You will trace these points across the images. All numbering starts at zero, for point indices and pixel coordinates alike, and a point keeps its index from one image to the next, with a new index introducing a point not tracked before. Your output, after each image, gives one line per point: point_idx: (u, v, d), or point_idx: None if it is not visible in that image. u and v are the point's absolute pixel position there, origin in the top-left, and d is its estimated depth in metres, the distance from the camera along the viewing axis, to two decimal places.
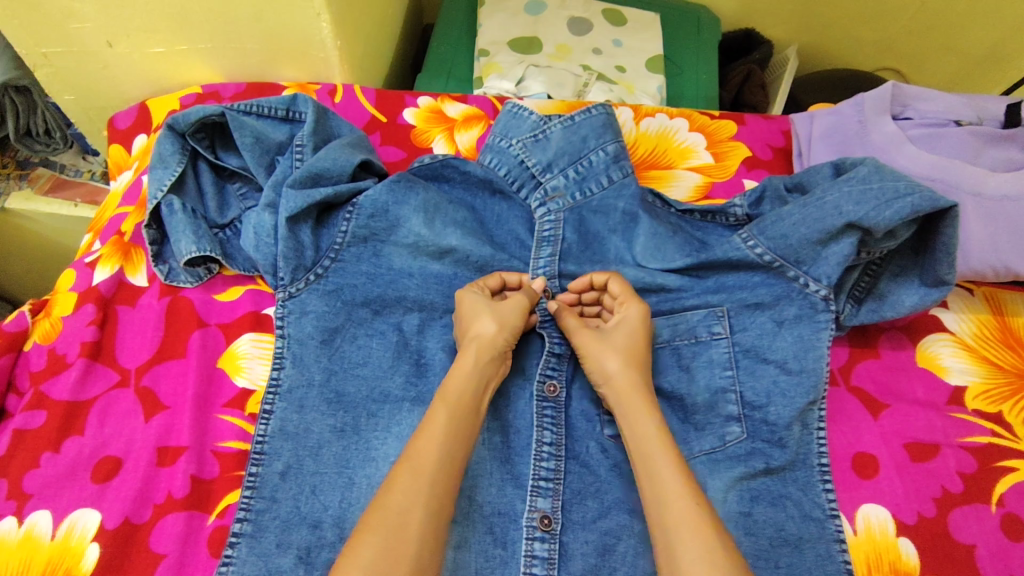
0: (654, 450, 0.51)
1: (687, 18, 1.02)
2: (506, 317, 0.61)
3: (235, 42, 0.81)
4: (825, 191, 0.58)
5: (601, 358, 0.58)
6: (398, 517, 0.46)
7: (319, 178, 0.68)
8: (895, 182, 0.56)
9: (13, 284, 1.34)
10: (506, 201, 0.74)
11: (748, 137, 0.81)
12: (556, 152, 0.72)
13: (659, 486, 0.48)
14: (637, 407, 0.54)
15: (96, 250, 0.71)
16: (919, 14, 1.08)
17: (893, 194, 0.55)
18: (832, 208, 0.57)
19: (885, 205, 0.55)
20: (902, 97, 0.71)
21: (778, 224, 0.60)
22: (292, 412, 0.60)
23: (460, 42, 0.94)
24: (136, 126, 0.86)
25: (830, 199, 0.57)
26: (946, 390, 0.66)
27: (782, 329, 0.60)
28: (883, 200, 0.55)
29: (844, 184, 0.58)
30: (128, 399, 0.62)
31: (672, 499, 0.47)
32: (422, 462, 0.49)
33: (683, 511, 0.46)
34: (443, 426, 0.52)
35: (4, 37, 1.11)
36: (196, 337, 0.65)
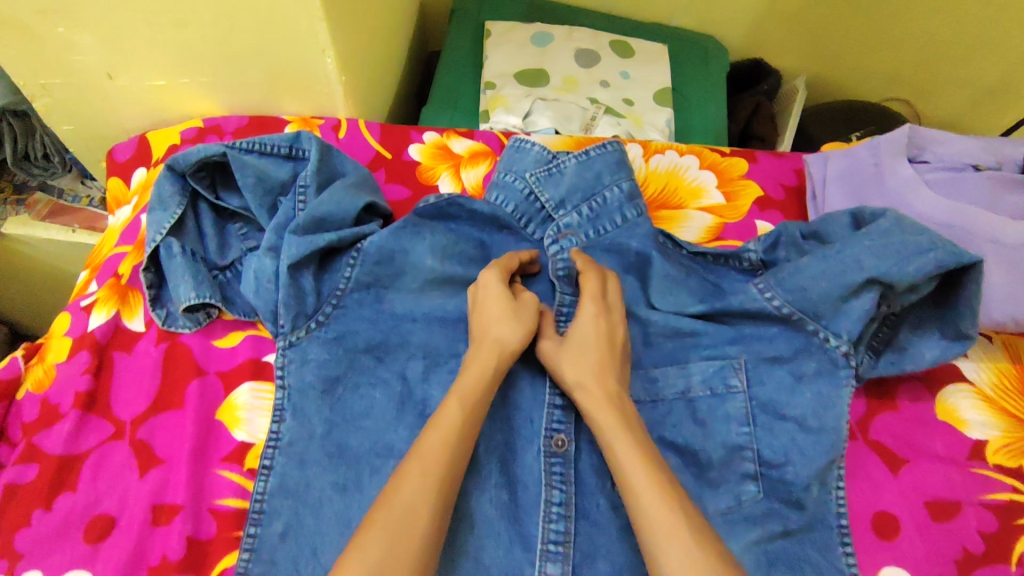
0: (624, 457, 0.49)
1: (696, 49, 1.01)
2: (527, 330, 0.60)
3: (238, 76, 0.79)
4: (846, 244, 0.57)
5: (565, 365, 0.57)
6: None
7: (323, 222, 0.66)
8: (918, 236, 0.55)
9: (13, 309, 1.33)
10: (513, 237, 0.72)
11: (760, 175, 0.79)
12: (569, 190, 0.71)
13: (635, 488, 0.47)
14: (604, 415, 0.52)
15: (91, 293, 0.69)
16: (928, 46, 1.07)
17: (915, 249, 0.54)
18: (853, 262, 0.56)
19: (907, 260, 0.54)
20: (918, 140, 0.69)
21: (796, 276, 0.59)
22: (292, 468, 0.58)
23: (466, 73, 0.93)
24: (135, 159, 0.84)
25: (850, 252, 0.56)
26: (966, 444, 0.64)
27: (801, 384, 0.58)
28: (906, 256, 0.54)
29: (865, 238, 0.56)
30: (123, 452, 0.60)
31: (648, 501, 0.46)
32: None
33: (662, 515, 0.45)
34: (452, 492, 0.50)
35: None
36: (194, 387, 0.63)
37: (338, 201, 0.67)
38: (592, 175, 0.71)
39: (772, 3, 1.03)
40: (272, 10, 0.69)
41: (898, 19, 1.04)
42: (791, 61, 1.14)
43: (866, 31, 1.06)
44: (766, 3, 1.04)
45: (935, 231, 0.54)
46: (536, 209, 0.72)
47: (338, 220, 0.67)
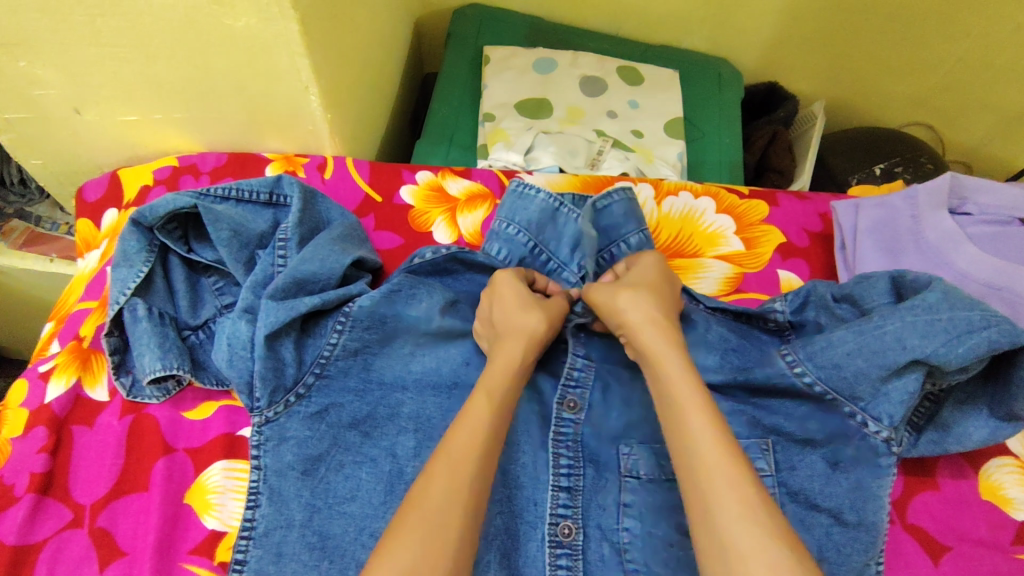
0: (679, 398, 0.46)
1: (709, 75, 0.95)
2: (552, 314, 0.58)
3: (215, 112, 0.73)
4: (885, 317, 0.51)
5: (612, 297, 0.56)
6: None
7: (304, 284, 0.61)
8: (969, 312, 0.49)
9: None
10: None
11: (782, 220, 0.73)
12: (575, 248, 0.67)
13: (683, 414, 0.45)
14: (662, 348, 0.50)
15: (52, 357, 0.63)
16: (952, 71, 1.00)
17: (965, 327, 0.48)
18: (894, 340, 0.50)
19: (956, 340, 0.48)
20: (960, 190, 0.64)
21: (829, 351, 0.53)
22: (269, 563, 0.52)
23: (463, 104, 0.87)
24: (106, 199, 0.78)
25: (890, 328, 0.50)
26: (1012, 527, 0.58)
27: (839, 471, 0.53)
28: (956, 336, 0.48)
29: (907, 312, 0.50)
30: (82, 543, 0.54)
31: (696, 424, 0.44)
32: None
33: (706, 437, 0.43)
34: None
35: None
36: (161, 467, 0.57)
37: (322, 262, 0.62)
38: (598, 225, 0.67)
39: (789, 25, 0.97)
40: (249, 46, 0.63)
41: (923, 42, 0.97)
42: (808, 85, 1.08)
43: (888, 54, 1.00)
44: (782, 26, 0.97)
45: (989, 307, 0.48)
46: (540, 262, 0.67)
47: (322, 281, 0.62)
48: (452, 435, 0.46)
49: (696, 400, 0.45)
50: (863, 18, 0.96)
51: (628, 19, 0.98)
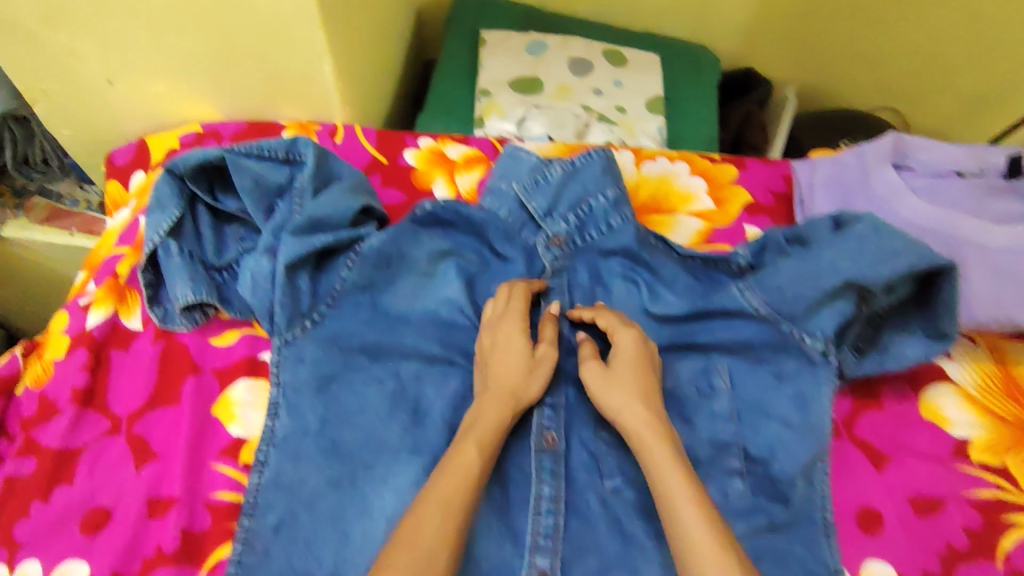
0: (672, 490, 0.50)
1: (688, 57, 1.03)
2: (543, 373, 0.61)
3: (235, 82, 0.81)
4: (825, 249, 0.60)
5: (604, 399, 0.57)
6: None
7: (318, 224, 0.68)
8: (893, 239, 0.57)
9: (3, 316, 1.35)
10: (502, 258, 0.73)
11: (749, 182, 0.81)
12: (555, 198, 0.73)
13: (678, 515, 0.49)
14: (648, 441, 0.54)
15: (90, 292, 0.69)
16: (914, 57, 1.09)
17: (890, 252, 0.57)
18: (829, 266, 0.59)
19: (880, 263, 0.57)
20: (903, 148, 0.71)
21: (775, 278, 0.62)
22: (287, 463, 0.60)
23: (462, 80, 0.95)
24: (134, 163, 0.85)
25: (826, 256, 0.59)
26: (950, 442, 0.65)
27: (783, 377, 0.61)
28: (880, 259, 0.57)
29: (841, 242, 0.59)
30: (120, 447, 0.61)
31: (693, 534, 0.47)
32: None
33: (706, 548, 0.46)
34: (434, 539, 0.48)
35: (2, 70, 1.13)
36: (190, 385, 0.64)
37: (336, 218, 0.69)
38: (579, 185, 0.73)
39: (762, 14, 1.06)
40: (272, 21, 0.71)
41: (886, 29, 1.06)
42: (782, 72, 1.16)
43: (854, 40, 1.08)
44: (757, 14, 1.06)
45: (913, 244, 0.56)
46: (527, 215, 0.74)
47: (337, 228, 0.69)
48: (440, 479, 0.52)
49: (691, 505, 0.49)
50: (830, 6, 1.04)
51: (615, 9, 1.06)
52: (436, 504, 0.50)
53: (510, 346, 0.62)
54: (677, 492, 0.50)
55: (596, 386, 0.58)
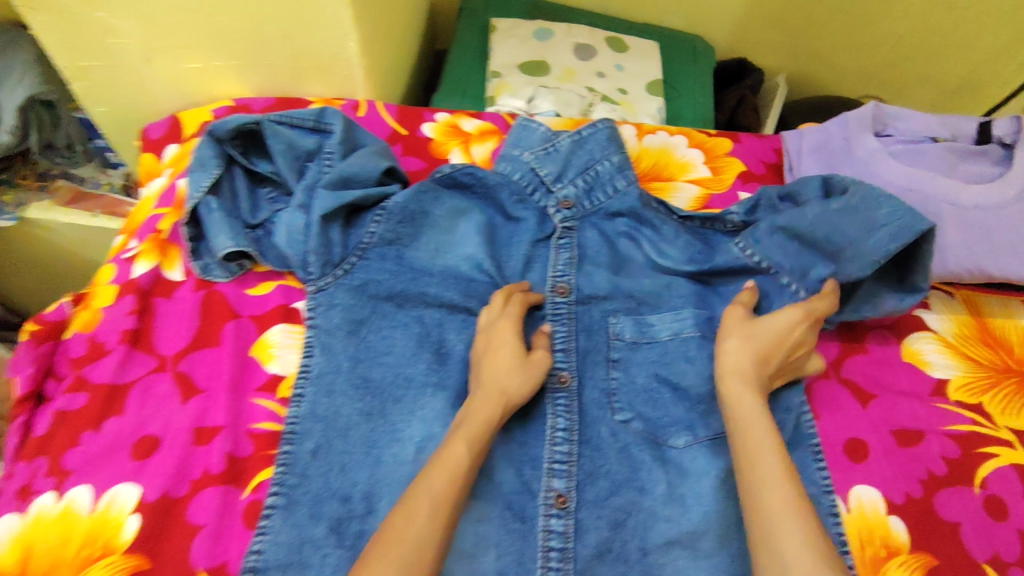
0: (771, 491, 0.48)
1: (684, 46, 1.10)
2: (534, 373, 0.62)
3: (266, 59, 0.86)
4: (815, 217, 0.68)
5: (731, 341, 0.60)
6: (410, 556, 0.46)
7: (349, 181, 0.74)
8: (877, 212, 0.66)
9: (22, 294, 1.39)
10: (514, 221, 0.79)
11: (743, 153, 0.87)
12: (565, 164, 0.78)
13: (777, 520, 0.47)
14: (759, 437, 0.52)
15: (134, 247, 0.75)
16: (895, 47, 1.16)
17: (874, 224, 0.66)
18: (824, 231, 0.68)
19: (869, 233, 0.66)
20: (883, 117, 0.78)
21: (773, 242, 0.71)
22: (322, 396, 0.64)
23: (474, 64, 1.01)
24: (167, 136, 0.91)
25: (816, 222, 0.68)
26: (930, 382, 0.71)
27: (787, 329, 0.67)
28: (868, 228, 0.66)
29: (832, 210, 0.68)
30: (166, 383, 0.66)
31: (782, 531, 0.46)
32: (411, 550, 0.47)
33: (800, 545, 0.45)
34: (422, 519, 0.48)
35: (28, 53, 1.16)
36: (230, 328, 0.69)
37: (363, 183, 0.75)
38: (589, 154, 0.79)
39: (753, 6, 1.13)
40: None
41: (869, 21, 1.13)
42: (774, 60, 1.23)
43: (840, 32, 1.15)
44: (748, 6, 1.13)
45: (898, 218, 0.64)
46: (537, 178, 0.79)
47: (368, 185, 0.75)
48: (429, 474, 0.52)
49: (796, 510, 0.47)
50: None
51: (616, 1, 1.13)
52: (425, 499, 0.50)
53: (504, 348, 0.63)
54: (773, 492, 0.48)
55: (735, 330, 0.61)
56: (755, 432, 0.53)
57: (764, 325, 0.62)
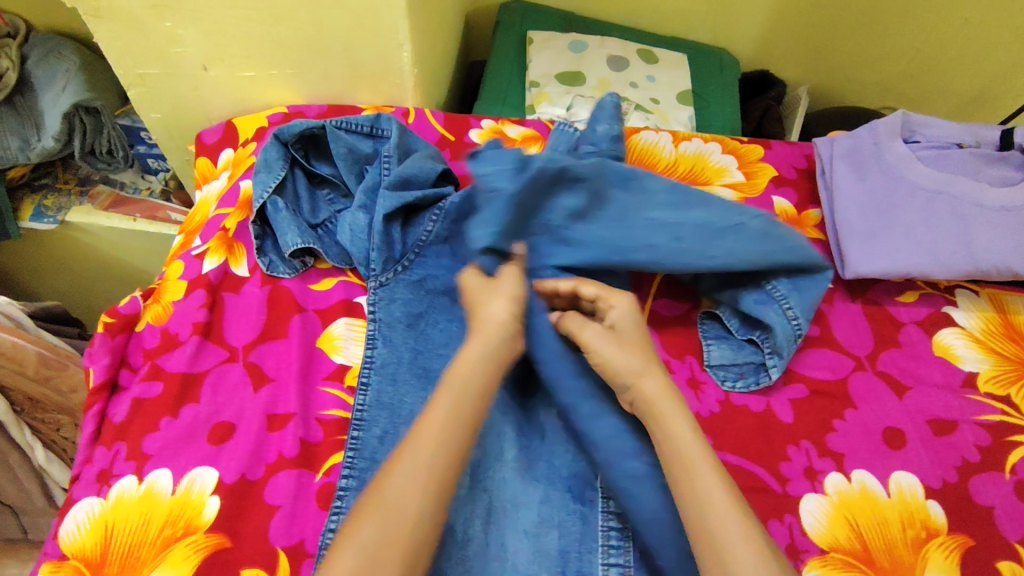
0: (709, 491, 0.51)
1: (711, 59, 1.14)
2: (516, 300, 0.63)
3: (321, 68, 0.91)
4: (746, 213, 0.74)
5: (615, 355, 0.61)
6: (395, 502, 0.48)
7: (408, 183, 0.77)
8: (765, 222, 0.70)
9: (60, 280, 1.42)
10: None
11: (775, 159, 0.91)
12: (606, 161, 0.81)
13: (709, 510, 0.50)
14: (678, 435, 0.55)
15: (201, 245, 0.79)
16: (912, 61, 1.21)
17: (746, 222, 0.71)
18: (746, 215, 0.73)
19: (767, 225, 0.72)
20: (910, 124, 0.83)
21: None
22: (387, 385, 0.67)
23: (512, 74, 1.06)
24: (222, 141, 0.95)
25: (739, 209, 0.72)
26: (960, 374, 0.75)
27: (789, 312, 0.71)
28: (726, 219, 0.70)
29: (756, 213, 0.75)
30: (237, 372, 0.70)
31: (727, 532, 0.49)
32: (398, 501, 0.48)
33: (742, 550, 0.48)
34: (408, 472, 0.49)
35: (69, 59, 1.18)
36: (297, 320, 0.72)
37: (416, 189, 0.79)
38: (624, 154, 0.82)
39: (776, 21, 1.18)
40: (360, 10, 0.81)
41: (887, 36, 1.18)
42: (795, 72, 1.28)
43: (858, 46, 1.20)
44: (771, 21, 1.18)
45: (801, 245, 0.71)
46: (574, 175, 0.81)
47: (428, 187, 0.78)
48: (415, 432, 0.52)
49: (732, 513, 0.50)
50: (837, 14, 1.16)
51: (645, 15, 1.18)
52: (409, 459, 0.50)
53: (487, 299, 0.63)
54: (711, 491, 0.51)
55: (596, 343, 0.62)
56: (685, 442, 0.54)
57: (617, 327, 0.63)
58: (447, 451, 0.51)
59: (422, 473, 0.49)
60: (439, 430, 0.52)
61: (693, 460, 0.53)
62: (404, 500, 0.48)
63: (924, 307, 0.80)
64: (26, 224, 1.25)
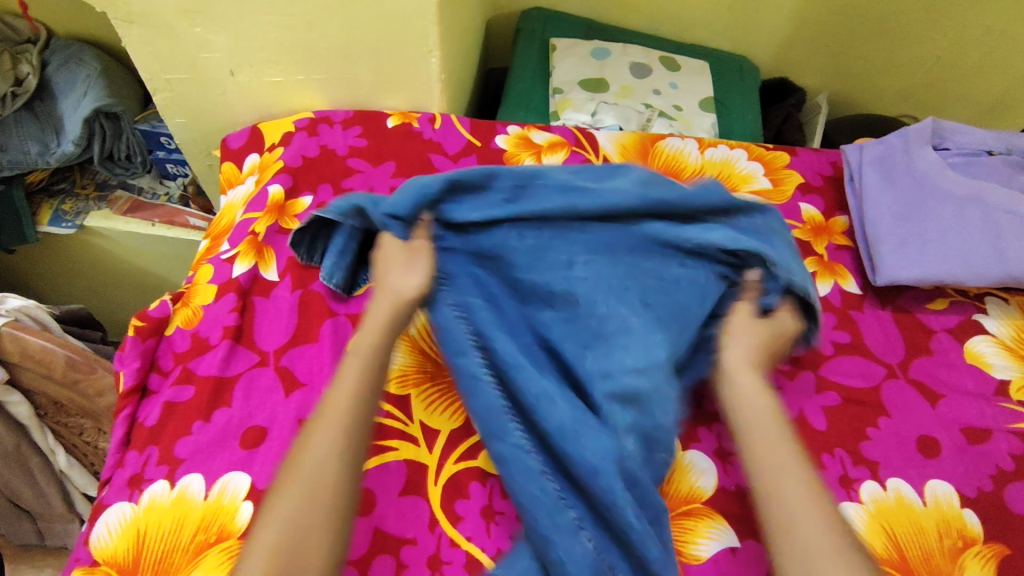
0: (789, 482, 0.49)
1: (732, 66, 1.15)
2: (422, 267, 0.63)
3: (349, 73, 0.91)
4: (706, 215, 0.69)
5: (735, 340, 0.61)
6: (313, 475, 0.48)
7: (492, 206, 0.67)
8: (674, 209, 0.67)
9: (71, 286, 1.43)
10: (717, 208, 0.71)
11: (801, 166, 0.91)
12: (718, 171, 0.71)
13: (799, 519, 0.47)
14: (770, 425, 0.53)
15: (231, 249, 0.80)
16: (932, 69, 1.21)
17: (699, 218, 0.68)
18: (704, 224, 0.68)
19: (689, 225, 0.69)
20: (941, 131, 0.84)
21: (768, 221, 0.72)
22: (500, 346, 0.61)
23: (535, 81, 1.06)
24: (247, 146, 0.95)
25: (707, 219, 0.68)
26: (993, 382, 0.74)
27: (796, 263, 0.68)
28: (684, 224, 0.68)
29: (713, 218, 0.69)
30: (269, 376, 0.70)
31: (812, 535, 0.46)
32: (302, 477, 0.47)
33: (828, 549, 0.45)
34: (326, 445, 0.49)
35: (90, 67, 1.17)
36: (328, 325, 0.72)
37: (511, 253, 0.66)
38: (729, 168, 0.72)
39: (798, 29, 1.18)
40: (393, 17, 0.82)
41: (907, 44, 1.18)
42: (814, 81, 1.28)
43: (878, 54, 1.21)
44: (791, 29, 1.18)
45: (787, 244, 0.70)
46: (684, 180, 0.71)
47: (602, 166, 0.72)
48: (330, 396, 0.53)
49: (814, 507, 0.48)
50: (858, 22, 1.16)
51: (666, 23, 1.19)
52: (322, 428, 0.50)
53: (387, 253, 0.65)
54: (789, 488, 0.49)
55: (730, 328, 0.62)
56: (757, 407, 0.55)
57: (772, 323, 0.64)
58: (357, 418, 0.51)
59: (336, 458, 0.49)
60: (347, 406, 0.52)
61: (774, 447, 0.52)
62: (320, 471, 0.48)
63: (955, 315, 0.79)
64: (44, 228, 1.25)
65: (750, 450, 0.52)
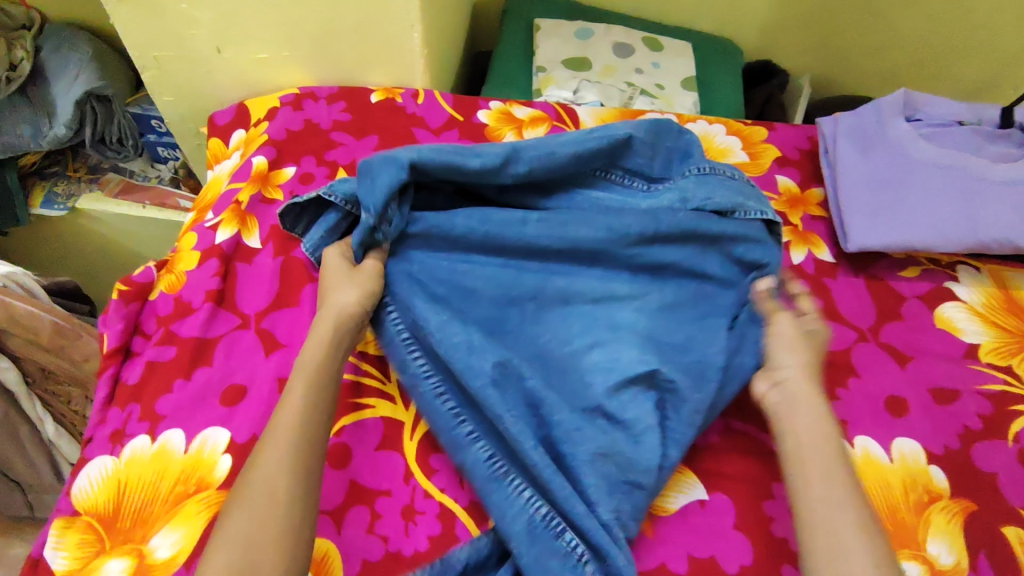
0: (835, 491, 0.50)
1: (715, 47, 1.16)
2: (365, 284, 0.63)
3: (333, 50, 0.93)
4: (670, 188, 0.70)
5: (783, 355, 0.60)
6: (266, 485, 0.49)
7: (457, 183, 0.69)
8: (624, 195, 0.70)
9: (64, 268, 1.45)
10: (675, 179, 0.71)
11: (779, 140, 0.93)
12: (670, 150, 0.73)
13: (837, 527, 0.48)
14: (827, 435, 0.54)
15: (215, 218, 0.81)
16: (914, 50, 1.23)
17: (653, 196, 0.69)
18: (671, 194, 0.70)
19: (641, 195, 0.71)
20: (913, 103, 0.85)
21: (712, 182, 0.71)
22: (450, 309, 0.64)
23: (519, 61, 1.08)
24: (234, 123, 0.97)
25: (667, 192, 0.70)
26: (962, 346, 0.76)
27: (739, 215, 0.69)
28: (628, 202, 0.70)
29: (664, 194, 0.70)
30: (250, 337, 0.71)
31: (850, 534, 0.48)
32: (258, 493, 0.48)
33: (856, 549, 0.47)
34: (283, 458, 0.51)
35: (82, 51, 1.19)
36: (309, 289, 0.74)
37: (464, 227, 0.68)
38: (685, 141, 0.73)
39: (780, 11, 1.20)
40: None
41: (888, 26, 1.20)
42: (797, 63, 1.30)
43: (860, 36, 1.22)
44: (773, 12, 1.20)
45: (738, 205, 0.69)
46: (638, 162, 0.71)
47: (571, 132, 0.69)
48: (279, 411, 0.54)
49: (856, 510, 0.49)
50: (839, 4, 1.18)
51: (650, 5, 1.20)
52: (276, 436, 0.52)
53: (335, 269, 0.65)
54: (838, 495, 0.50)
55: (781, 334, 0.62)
56: (818, 425, 0.55)
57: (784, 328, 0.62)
58: (308, 426, 0.53)
59: (284, 477, 0.50)
60: (300, 414, 0.53)
61: (830, 466, 0.52)
62: (272, 483, 0.49)
63: (926, 282, 0.81)
64: (37, 211, 1.27)
65: (799, 462, 0.53)
